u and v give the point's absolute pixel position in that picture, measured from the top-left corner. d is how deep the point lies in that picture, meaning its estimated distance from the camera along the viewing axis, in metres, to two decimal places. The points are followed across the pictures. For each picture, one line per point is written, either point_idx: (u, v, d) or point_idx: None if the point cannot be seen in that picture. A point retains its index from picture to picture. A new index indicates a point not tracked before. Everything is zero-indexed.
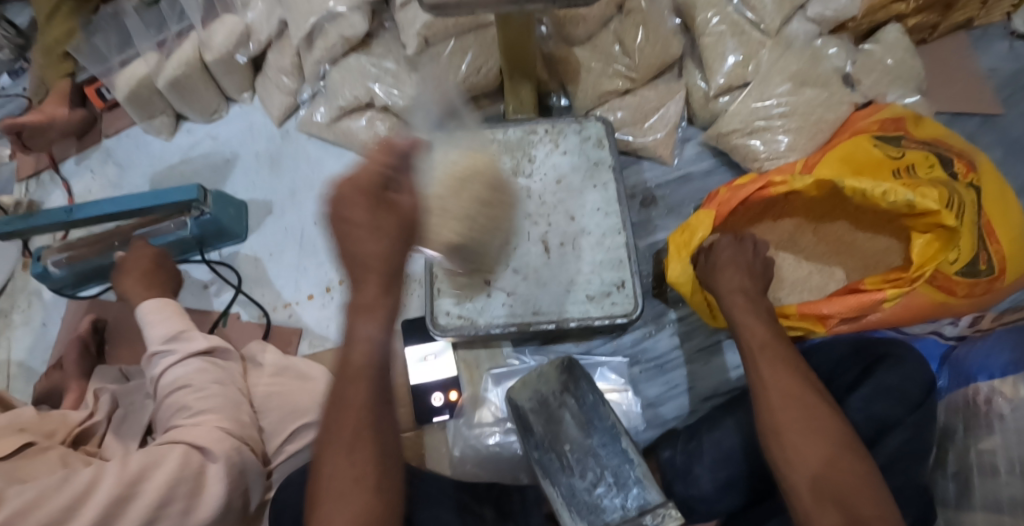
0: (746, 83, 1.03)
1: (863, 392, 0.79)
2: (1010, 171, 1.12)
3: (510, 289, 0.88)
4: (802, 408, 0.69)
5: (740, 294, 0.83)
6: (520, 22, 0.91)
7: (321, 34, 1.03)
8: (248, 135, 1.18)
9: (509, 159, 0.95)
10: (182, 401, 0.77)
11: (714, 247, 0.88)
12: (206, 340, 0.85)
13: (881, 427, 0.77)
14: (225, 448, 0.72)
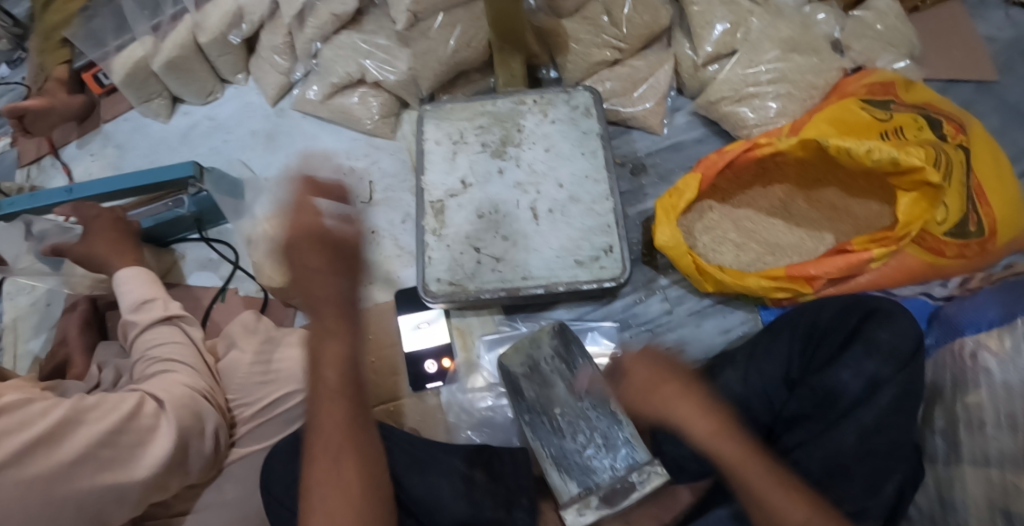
0: (734, 51, 1.04)
1: (859, 348, 0.74)
2: (1007, 140, 1.08)
3: (500, 256, 0.89)
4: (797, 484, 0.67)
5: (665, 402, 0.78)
6: None
7: (313, 13, 1.06)
8: (246, 115, 1.20)
9: (499, 130, 0.96)
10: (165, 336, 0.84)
11: (633, 390, 0.77)
12: (166, 309, 0.87)
13: (871, 385, 0.72)
14: (178, 401, 0.73)
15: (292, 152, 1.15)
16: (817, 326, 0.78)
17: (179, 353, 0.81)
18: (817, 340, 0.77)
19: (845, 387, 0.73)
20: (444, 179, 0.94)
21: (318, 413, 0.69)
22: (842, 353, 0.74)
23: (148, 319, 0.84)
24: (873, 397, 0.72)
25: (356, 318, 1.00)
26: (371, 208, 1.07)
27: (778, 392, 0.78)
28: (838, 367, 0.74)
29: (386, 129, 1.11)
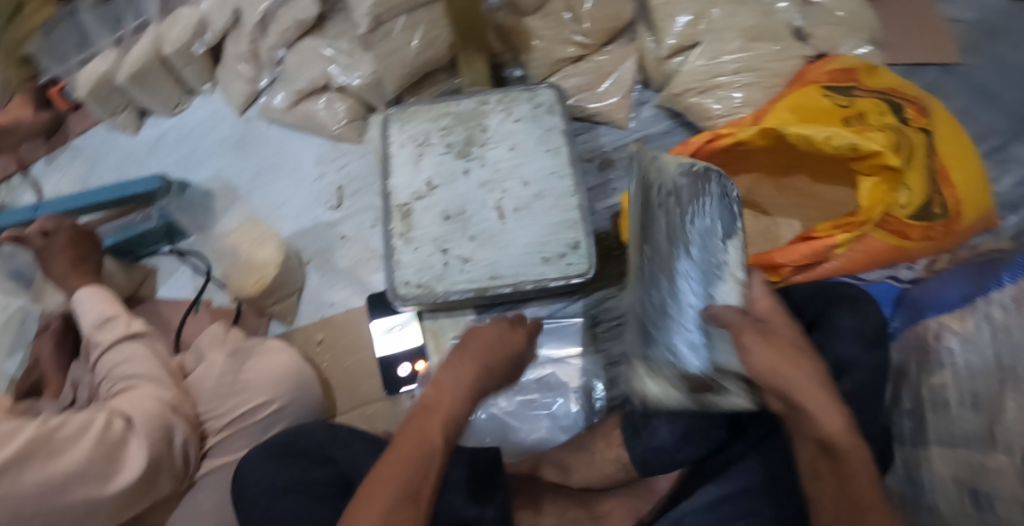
0: (697, 43, 1.04)
1: (822, 333, 0.74)
2: (974, 118, 1.09)
3: (467, 256, 0.89)
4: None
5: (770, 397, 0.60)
6: None
7: (275, 20, 1.06)
8: (213, 124, 1.18)
9: (463, 130, 0.96)
10: (134, 353, 0.86)
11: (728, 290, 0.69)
12: (130, 326, 0.89)
13: (837, 370, 0.71)
14: (150, 418, 0.76)
15: (260, 160, 1.13)
16: (779, 314, 0.78)
17: (142, 368, 0.84)
18: (781, 328, 0.78)
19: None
20: (410, 181, 0.94)
21: (397, 448, 0.59)
22: (805, 340, 0.74)
23: (112, 338, 0.87)
24: (839, 383, 0.70)
25: (330, 324, 1.00)
26: (340, 214, 1.06)
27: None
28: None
29: (352, 134, 1.11)
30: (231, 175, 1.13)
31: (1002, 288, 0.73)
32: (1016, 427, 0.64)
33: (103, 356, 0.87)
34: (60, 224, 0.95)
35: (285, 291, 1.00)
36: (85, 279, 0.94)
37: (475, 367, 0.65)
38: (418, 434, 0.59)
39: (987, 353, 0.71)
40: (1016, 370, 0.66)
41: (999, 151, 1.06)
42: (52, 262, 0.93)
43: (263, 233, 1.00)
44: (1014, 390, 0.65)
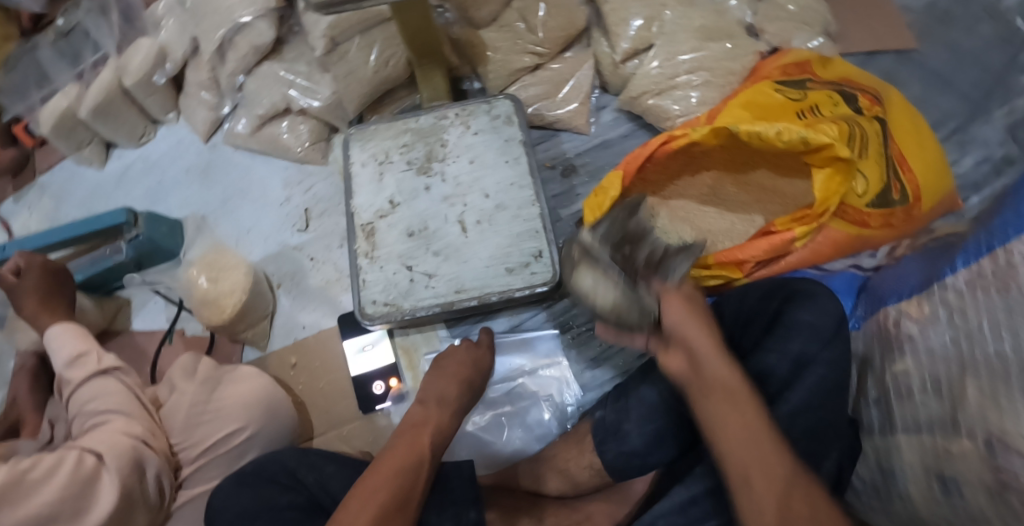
0: (651, 46, 1.05)
1: (781, 331, 0.74)
2: (926, 108, 1.07)
3: (432, 271, 0.90)
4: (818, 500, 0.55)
5: (675, 350, 0.65)
6: (418, 10, 0.93)
7: (232, 46, 1.06)
8: (180, 153, 1.19)
9: (423, 146, 0.97)
10: (108, 388, 0.86)
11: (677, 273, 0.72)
12: (102, 362, 0.89)
13: (797, 365, 0.72)
14: (121, 453, 0.76)
15: (227, 186, 1.13)
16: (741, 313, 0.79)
17: (114, 402, 0.84)
18: (743, 326, 0.79)
19: (772, 371, 0.72)
20: (372, 200, 0.95)
21: (390, 451, 0.69)
22: (765, 338, 0.75)
23: (83, 374, 0.86)
24: (798, 379, 0.72)
25: (303, 348, 1.00)
26: (308, 236, 1.07)
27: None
28: (763, 352, 0.74)
29: (316, 156, 1.11)
30: (199, 204, 1.13)
31: (955, 273, 0.72)
32: (977, 412, 0.64)
33: (74, 392, 0.86)
34: (31, 260, 0.93)
35: (258, 316, 1.00)
36: (56, 317, 0.93)
37: (457, 385, 0.82)
38: (413, 448, 0.70)
39: (946, 337, 0.70)
40: (975, 353, 0.66)
41: (957, 134, 1.04)
42: (24, 297, 0.92)
43: (229, 260, 0.98)
44: (973, 375, 0.66)
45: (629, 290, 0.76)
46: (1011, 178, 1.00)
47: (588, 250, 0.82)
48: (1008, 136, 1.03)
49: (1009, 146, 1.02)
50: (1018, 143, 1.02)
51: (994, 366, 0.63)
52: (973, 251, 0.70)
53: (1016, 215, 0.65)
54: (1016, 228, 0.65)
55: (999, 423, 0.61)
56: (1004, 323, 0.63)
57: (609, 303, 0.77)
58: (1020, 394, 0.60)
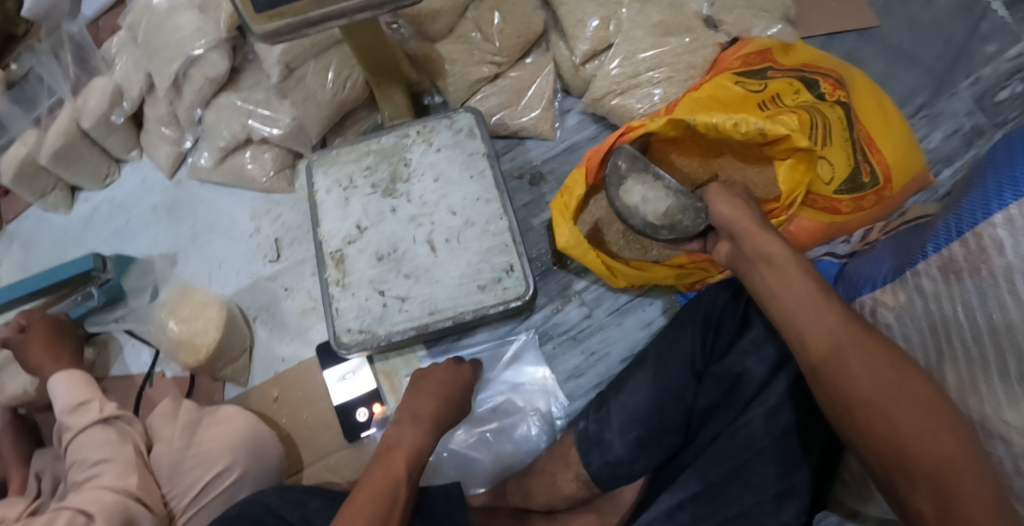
0: (611, 45, 1.04)
1: (758, 332, 0.74)
2: (894, 82, 1.05)
3: (405, 295, 0.89)
4: (873, 349, 0.59)
5: (724, 240, 0.76)
6: (371, 29, 0.93)
7: (187, 80, 1.05)
8: (145, 191, 1.16)
9: (386, 167, 0.96)
10: (104, 437, 0.85)
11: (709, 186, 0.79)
12: (103, 410, 0.87)
13: (774, 367, 0.73)
14: (112, 510, 0.76)
15: (195, 221, 1.11)
16: (713, 315, 0.78)
17: (109, 451, 0.83)
18: (716, 329, 0.77)
19: (750, 373, 0.73)
20: (340, 226, 0.94)
21: (365, 477, 0.68)
22: (737, 341, 0.75)
23: (85, 421, 0.85)
24: (776, 379, 0.72)
25: (284, 380, 0.99)
26: (280, 266, 1.05)
27: (687, 385, 0.77)
28: (739, 353, 0.74)
29: (282, 184, 1.10)
30: (170, 243, 1.11)
31: (926, 258, 0.68)
32: (958, 395, 0.63)
33: (73, 440, 0.85)
34: (31, 317, 0.96)
35: (235, 352, 0.98)
36: (62, 364, 0.93)
37: (434, 399, 0.81)
38: (387, 472, 0.69)
39: (921, 325, 0.68)
40: (952, 339, 0.64)
41: (923, 109, 1.03)
42: (27, 346, 0.93)
43: (201, 299, 0.96)
44: (951, 362, 0.64)
45: (678, 198, 0.84)
46: (981, 148, 0.99)
47: (635, 162, 0.88)
48: (976, 107, 1.02)
49: (977, 116, 1.01)
50: (985, 112, 1.01)
51: (971, 349, 0.62)
52: (943, 236, 0.66)
53: (982, 196, 0.62)
54: (983, 211, 0.61)
55: (981, 409, 0.60)
56: (980, 309, 0.61)
57: (662, 210, 0.84)
58: (999, 381, 0.59)
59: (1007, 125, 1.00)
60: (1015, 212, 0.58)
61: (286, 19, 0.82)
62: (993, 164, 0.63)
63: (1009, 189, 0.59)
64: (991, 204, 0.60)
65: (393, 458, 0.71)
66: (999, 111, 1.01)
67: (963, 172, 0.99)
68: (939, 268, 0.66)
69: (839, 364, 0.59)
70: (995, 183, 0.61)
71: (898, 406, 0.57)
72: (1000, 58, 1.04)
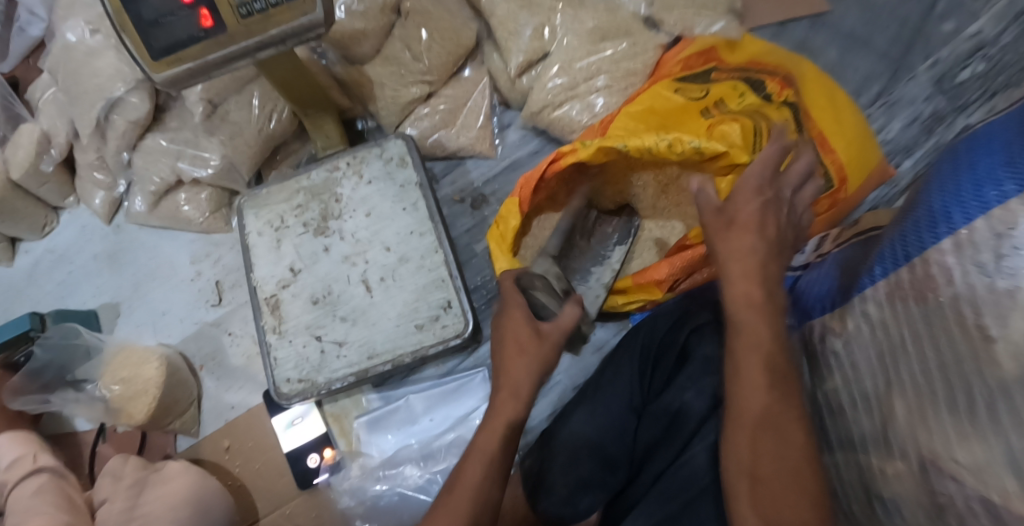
0: (548, 54, 0.98)
1: (695, 367, 0.71)
2: (846, 73, 1.00)
3: (342, 339, 0.86)
4: (790, 430, 0.56)
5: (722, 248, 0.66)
6: (289, 61, 0.86)
7: (111, 125, 1.01)
8: (87, 240, 1.12)
9: (317, 205, 0.92)
10: (47, 496, 0.85)
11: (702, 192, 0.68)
12: (41, 461, 0.90)
13: (714, 401, 0.69)
14: None
15: (136, 269, 1.08)
16: (653, 343, 0.77)
17: (49, 501, 0.85)
18: (655, 362, 0.76)
19: (689, 407, 0.69)
20: (273, 270, 0.90)
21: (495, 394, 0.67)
22: (676, 375, 0.72)
23: (18, 476, 0.87)
24: (717, 413, 0.68)
25: (234, 429, 0.97)
26: (223, 310, 1.02)
27: (626, 418, 0.75)
28: (678, 389, 0.71)
29: (219, 224, 1.06)
30: (111, 293, 1.07)
31: (874, 283, 0.63)
32: (907, 431, 0.57)
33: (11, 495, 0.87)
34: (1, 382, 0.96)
35: (181, 405, 0.96)
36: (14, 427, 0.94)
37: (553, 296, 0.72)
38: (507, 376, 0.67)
39: (870, 353, 0.62)
40: (900, 372, 0.58)
41: (881, 97, 0.98)
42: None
43: (140, 355, 0.93)
44: (900, 393, 0.58)
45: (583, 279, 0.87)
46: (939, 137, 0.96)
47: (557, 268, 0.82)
48: (935, 90, 0.97)
49: (936, 101, 0.97)
50: (945, 96, 0.97)
51: (920, 384, 0.56)
52: (891, 259, 0.61)
53: (930, 217, 0.57)
54: (931, 235, 0.56)
55: (932, 446, 0.54)
56: (924, 338, 0.55)
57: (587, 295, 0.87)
58: (949, 418, 0.53)
59: (967, 109, 0.96)
60: (965, 238, 0.52)
61: (186, 63, 0.77)
62: (938, 181, 0.59)
63: (956, 211, 0.54)
64: (939, 226, 0.55)
65: (517, 345, 0.68)
66: (959, 93, 0.97)
67: (924, 162, 0.95)
68: (885, 294, 0.61)
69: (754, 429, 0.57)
70: (941, 203, 0.56)
71: (785, 491, 0.55)
72: (959, 37, 0.98)
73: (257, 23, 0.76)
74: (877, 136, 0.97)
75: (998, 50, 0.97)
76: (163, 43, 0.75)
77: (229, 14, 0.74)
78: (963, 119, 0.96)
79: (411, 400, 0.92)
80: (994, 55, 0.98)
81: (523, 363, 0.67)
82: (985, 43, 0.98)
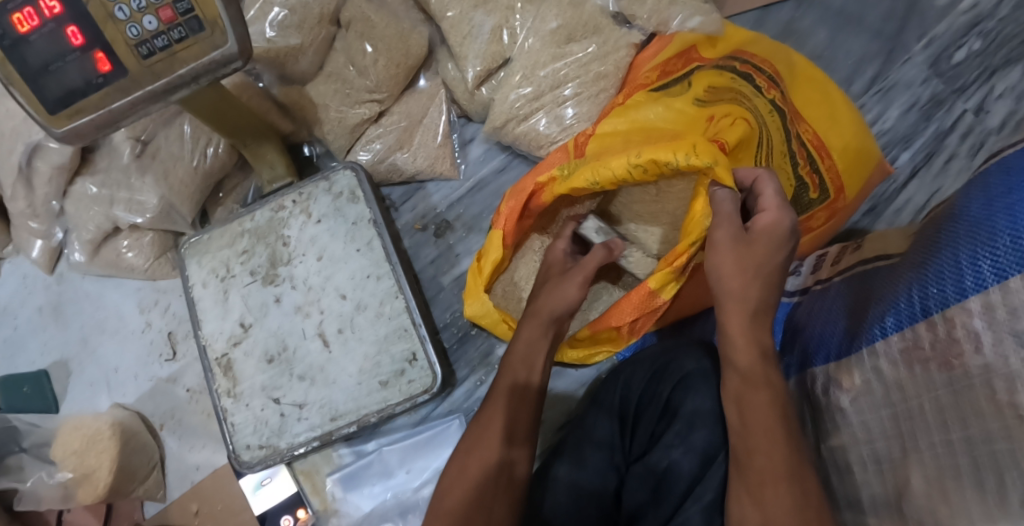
0: (509, 58, 0.87)
1: (680, 424, 0.68)
2: (834, 60, 0.99)
3: (302, 401, 0.79)
4: (803, 481, 0.55)
5: (748, 285, 0.62)
6: (210, 95, 0.71)
7: (35, 174, 0.87)
8: (25, 294, 1.01)
9: (263, 250, 0.83)
10: None
11: (754, 223, 0.63)
12: None
13: (704, 460, 0.66)
14: None
15: (83, 324, 0.99)
16: (631, 401, 0.75)
17: None
18: (634, 422, 0.74)
19: (677, 466, 0.67)
20: (221, 326, 0.82)
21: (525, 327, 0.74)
22: (663, 433, 0.69)
23: None
24: (707, 473, 0.65)
25: (201, 492, 0.91)
26: (178, 365, 0.96)
27: (608, 480, 0.71)
28: (664, 447, 0.68)
29: (165, 268, 0.97)
30: (60, 351, 0.99)
31: (886, 336, 0.57)
32: (925, 505, 0.50)
33: None
34: None
35: (143, 472, 0.89)
36: None
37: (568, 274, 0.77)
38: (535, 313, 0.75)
39: (882, 416, 0.56)
40: (917, 439, 0.52)
41: (876, 82, 0.98)
42: None
43: (90, 429, 0.86)
44: (918, 461, 0.51)
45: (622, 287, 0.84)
46: (938, 123, 0.96)
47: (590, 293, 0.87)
48: (931, 73, 0.97)
49: (933, 84, 0.97)
50: (942, 78, 0.97)
51: (941, 456, 0.49)
52: (906, 311, 0.55)
53: (953, 265, 0.50)
54: (956, 290, 0.49)
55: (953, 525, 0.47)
56: (950, 411, 0.49)
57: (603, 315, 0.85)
58: (973, 494, 0.46)
59: (966, 92, 0.96)
60: (998, 298, 0.46)
61: (87, 116, 0.63)
62: (962, 217, 0.53)
63: (987, 260, 0.47)
64: (967, 280, 0.49)
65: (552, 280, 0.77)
66: (957, 74, 0.97)
67: (922, 153, 0.96)
68: (901, 350, 0.55)
69: (760, 480, 0.56)
70: (968, 250, 0.49)
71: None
72: (953, 12, 0.98)
73: (161, 63, 0.62)
74: (875, 127, 0.97)
75: (995, 24, 0.97)
76: (59, 93, 0.61)
77: (127, 54, 0.62)
78: (962, 103, 0.96)
79: (385, 453, 0.88)
80: (992, 29, 0.97)
81: (558, 288, 0.76)
82: (981, 16, 0.98)
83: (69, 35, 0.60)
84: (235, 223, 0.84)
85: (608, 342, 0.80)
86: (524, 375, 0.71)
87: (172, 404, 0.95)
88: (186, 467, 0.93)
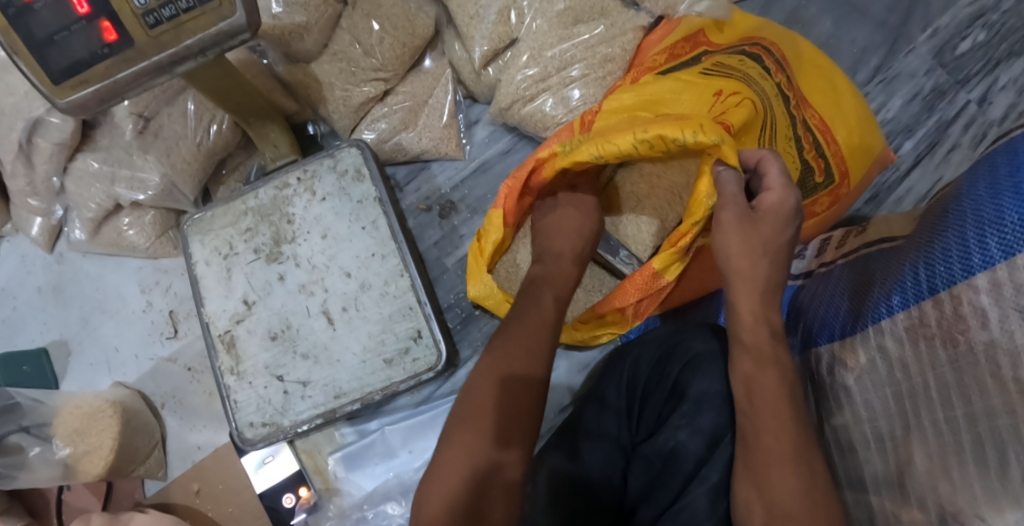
0: (516, 39, 0.87)
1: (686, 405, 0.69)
2: (839, 47, 0.99)
3: (305, 379, 0.79)
4: (807, 461, 0.56)
5: (755, 262, 0.62)
6: (217, 71, 0.70)
7: (35, 150, 0.86)
8: (24, 272, 1.01)
9: (267, 229, 0.83)
10: None
11: (759, 201, 0.63)
12: None
13: (711, 441, 0.67)
14: None
15: (84, 304, 0.99)
16: (638, 382, 0.75)
17: None
18: (641, 402, 0.74)
19: (683, 447, 0.67)
20: (225, 304, 0.81)
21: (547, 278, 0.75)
22: (670, 414, 0.69)
23: None
24: (714, 454, 0.66)
25: (202, 472, 0.91)
26: (179, 343, 0.96)
27: (614, 460, 0.71)
28: (671, 427, 0.68)
29: (167, 248, 0.97)
30: (60, 329, 0.98)
31: (891, 314, 0.57)
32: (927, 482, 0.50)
33: None
34: None
35: (144, 452, 0.89)
36: None
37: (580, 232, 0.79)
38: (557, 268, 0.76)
39: (886, 394, 0.56)
40: (920, 416, 0.52)
41: (880, 72, 0.98)
42: None
43: (92, 406, 0.86)
44: (920, 438, 0.52)
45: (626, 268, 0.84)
46: (941, 113, 0.96)
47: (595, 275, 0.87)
48: (935, 63, 0.97)
49: (937, 75, 0.97)
50: (945, 69, 0.97)
51: (945, 433, 0.49)
52: (912, 289, 0.55)
53: (959, 243, 0.51)
54: (963, 267, 0.50)
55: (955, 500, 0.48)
56: (954, 388, 0.49)
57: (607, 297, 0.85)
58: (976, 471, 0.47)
59: (968, 83, 0.97)
60: (1003, 276, 0.46)
61: (91, 87, 0.62)
62: (970, 198, 0.52)
63: (994, 238, 0.48)
64: (974, 258, 0.49)
65: (566, 225, 0.79)
66: (960, 65, 0.97)
67: (924, 142, 0.96)
68: (905, 329, 0.55)
69: (766, 461, 0.56)
70: (975, 229, 0.50)
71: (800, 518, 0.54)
72: (958, 3, 0.98)
73: (168, 34, 0.61)
74: (878, 115, 0.97)
75: (1000, 15, 0.97)
76: (63, 64, 0.61)
77: (133, 25, 0.61)
78: (964, 94, 0.97)
79: (388, 432, 0.89)
80: (996, 20, 0.97)
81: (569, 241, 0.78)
82: (986, 8, 0.98)
83: (75, 3, 0.59)
84: (238, 199, 0.83)
85: (613, 324, 0.79)
86: (510, 357, 0.66)
87: (174, 382, 0.95)
88: (188, 446, 0.93)
